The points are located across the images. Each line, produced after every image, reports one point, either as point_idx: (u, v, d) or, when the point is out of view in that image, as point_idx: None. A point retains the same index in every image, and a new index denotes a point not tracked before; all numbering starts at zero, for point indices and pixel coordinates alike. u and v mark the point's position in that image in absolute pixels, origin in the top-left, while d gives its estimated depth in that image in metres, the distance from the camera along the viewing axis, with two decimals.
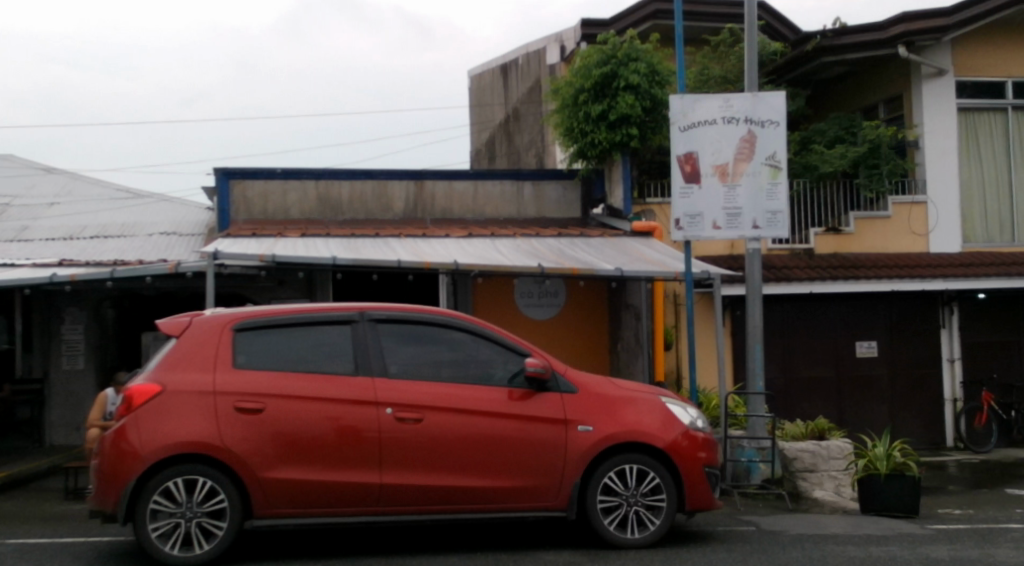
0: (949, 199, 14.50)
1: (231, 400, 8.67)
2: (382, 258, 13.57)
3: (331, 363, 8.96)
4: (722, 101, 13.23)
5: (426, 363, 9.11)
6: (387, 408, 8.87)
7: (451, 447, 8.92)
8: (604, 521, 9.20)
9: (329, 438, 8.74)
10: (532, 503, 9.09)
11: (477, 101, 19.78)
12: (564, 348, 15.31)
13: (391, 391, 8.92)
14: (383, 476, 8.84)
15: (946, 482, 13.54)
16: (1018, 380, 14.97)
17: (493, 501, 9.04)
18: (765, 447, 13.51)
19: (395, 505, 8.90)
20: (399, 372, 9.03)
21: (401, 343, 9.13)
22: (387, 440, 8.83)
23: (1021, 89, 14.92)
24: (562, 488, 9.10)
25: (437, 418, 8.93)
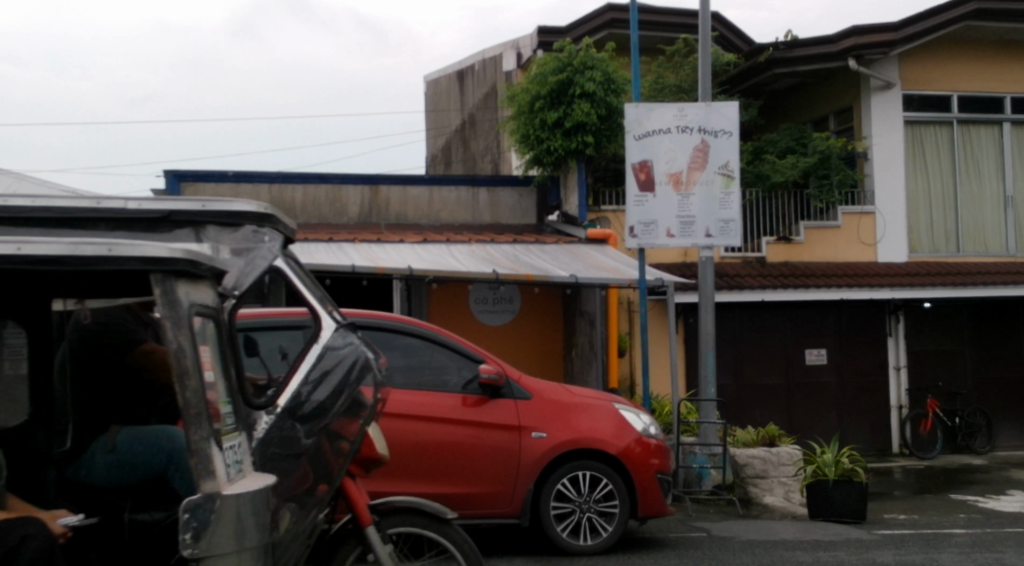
0: (896, 210, 14.69)
1: None
2: (335, 264, 13.53)
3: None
4: (676, 110, 13.36)
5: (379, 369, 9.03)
6: None
7: (405, 454, 8.86)
8: (557, 527, 9.27)
9: None
10: (485, 509, 9.10)
11: (432, 106, 19.77)
12: (518, 355, 15.34)
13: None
14: None
15: (892, 488, 13.77)
16: (962, 388, 15.25)
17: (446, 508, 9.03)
18: (717, 453, 13.74)
19: None
20: None
21: None
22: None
23: (966, 104, 15.17)
24: (515, 495, 9.14)
25: (389, 425, 8.86)
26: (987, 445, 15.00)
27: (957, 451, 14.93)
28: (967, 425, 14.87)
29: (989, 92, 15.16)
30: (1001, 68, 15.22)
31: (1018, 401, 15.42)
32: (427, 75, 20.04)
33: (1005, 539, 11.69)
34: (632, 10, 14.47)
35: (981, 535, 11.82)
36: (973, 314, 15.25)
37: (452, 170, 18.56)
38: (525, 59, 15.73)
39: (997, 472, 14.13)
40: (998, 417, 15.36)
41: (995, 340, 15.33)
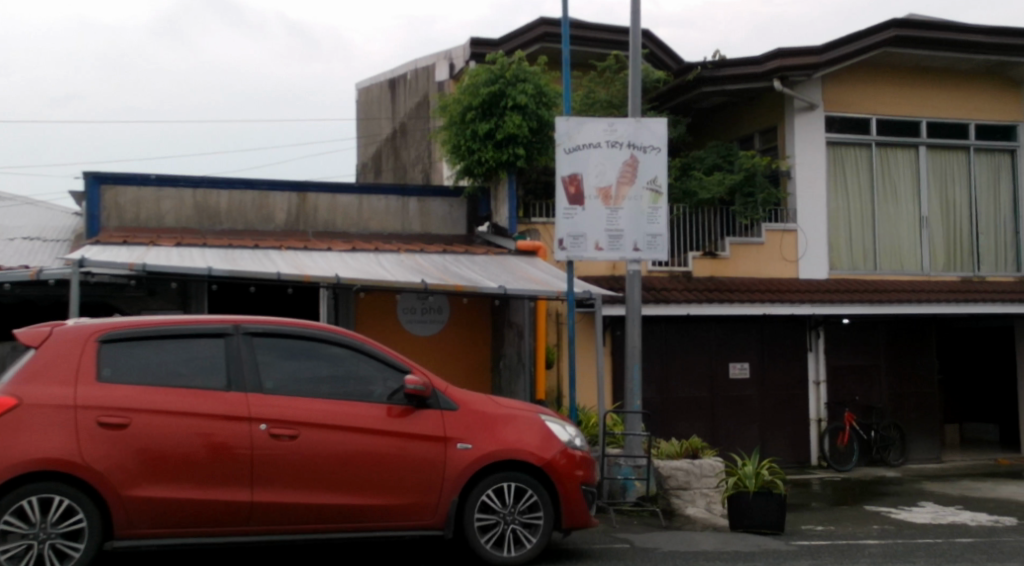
0: (817, 228, 14.99)
1: (94, 414, 8.44)
2: (260, 271, 13.41)
3: (203, 376, 8.85)
4: (606, 125, 13.53)
5: (304, 378, 9.10)
6: (260, 424, 8.81)
7: (327, 464, 8.90)
8: (481, 539, 9.30)
9: (199, 455, 8.61)
10: (407, 521, 9.15)
11: (363, 114, 19.63)
12: (444, 367, 15.31)
13: (264, 407, 8.86)
14: (254, 494, 8.76)
15: (810, 499, 14.12)
16: (877, 402, 15.50)
17: (367, 520, 9.06)
18: (641, 465, 13.88)
19: (264, 524, 8.83)
20: (275, 388, 8.99)
21: (278, 358, 9.09)
22: (259, 457, 8.76)
23: (885, 127, 15.51)
24: (438, 506, 9.19)
25: (312, 435, 8.91)
26: (900, 457, 15.36)
27: (872, 464, 15.28)
28: (882, 439, 15.24)
29: (906, 116, 15.52)
30: (918, 93, 15.58)
31: (931, 416, 15.72)
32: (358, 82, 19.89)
33: (916, 550, 12.11)
34: (564, 25, 14.64)
35: (893, 547, 12.23)
36: (889, 331, 15.59)
37: (383, 179, 18.50)
38: (458, 70, 15.76)
39: (910, 484, 14.53)
40: (913, 431, 15.66)
41: (909, 355, 15.67)
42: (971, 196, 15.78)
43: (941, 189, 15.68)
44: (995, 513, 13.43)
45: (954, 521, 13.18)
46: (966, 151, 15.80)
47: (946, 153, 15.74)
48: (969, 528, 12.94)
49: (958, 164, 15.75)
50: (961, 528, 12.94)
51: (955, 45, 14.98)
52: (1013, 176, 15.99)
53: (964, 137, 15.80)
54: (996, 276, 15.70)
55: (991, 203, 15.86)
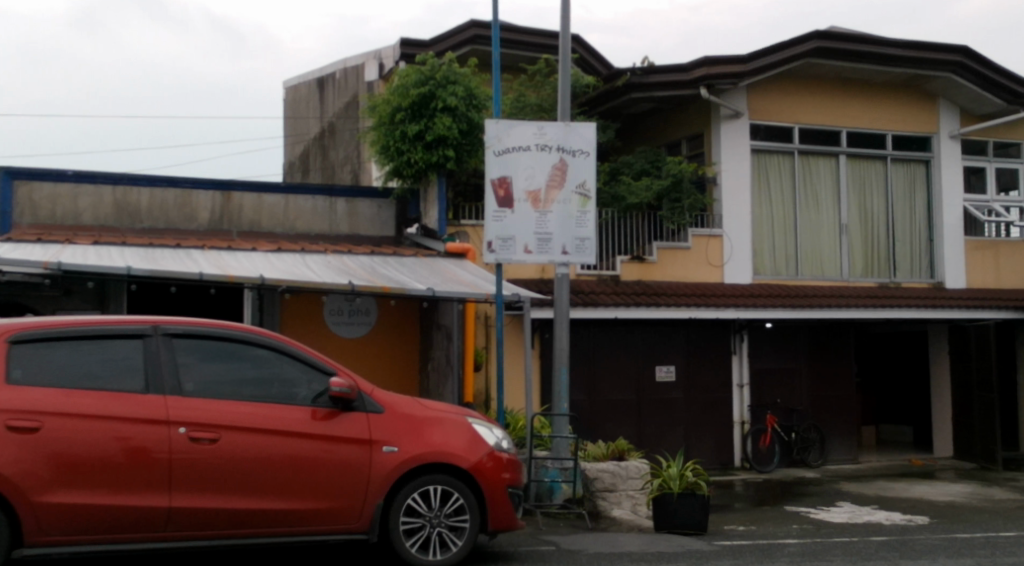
0: (742, 234, 15.25)
1: (3, 417, 8.17)
2: (182, 271, 13.13)
3: (121, 379, 8.65)
4: (536, 128, 13.59)
5: (226, 381, 8.96)
6: (179, 427, 8.65)
7: (248, 468, 8.79)
8: (407, 543, 9.25)
9: (115, 459, 8.44)
10: (331, 525, 9.07)
11: (291, 112, 19.35)
12: (371, 368, 15.20)
13: (184, 410, 8.70)
14: (173, 499, 8.61)
15: (733, 500, 14.38)
16: (799, 404, 15.85)
17: (290, 525, 8.97)
18: (568, 467, 14.03)
19: (183, 530, 8.68)
20: (195, 391, 8.83)
21: (199, 360, 8.94)
22: (178, 461, 8.61)
23: (807, 136, 15.89)
24: (363, 510, 9.12)
25: (233, 439, 8.78)
26: (819, 458, 15.74)
27: (792, 465, 15.64)
28: (802, 440, 15.60)
29: (826, 124, 15.90)
30: (838, 103, 15.98)
31: (849, 418, 16.15)
32: (285, 80, 19.60)
33: (833, 548, 12.42)
34: (494, 28, 14.65)
35: (812, 545, 12.53)
36: (810, 335, 15.96)
37: (310, 179, 18.27)
38: (388, 70, 15.66)
39: (829, 484, 14.89)
40: (832, 432, 16.05)
41: (828, 360, 16.06)
42: (888, 205, 16.25)
43: (860, 197, 16.12)
44: (908, 512, 13.85)
45: (870, 520, 13.56)
46: (883, 161, 16.27)
47: (864, 163, 16.18)
48: (883, 526, 13.33)
49: (875, 173, 16.21)
50: (876, 526, 13.33)
51: (873, 58, 15.36)
52: (928, 187, 16.51)
53: (882, 147, 16.27)
54: (911, 282, 16.19)
55: (907, 211, 16.36)
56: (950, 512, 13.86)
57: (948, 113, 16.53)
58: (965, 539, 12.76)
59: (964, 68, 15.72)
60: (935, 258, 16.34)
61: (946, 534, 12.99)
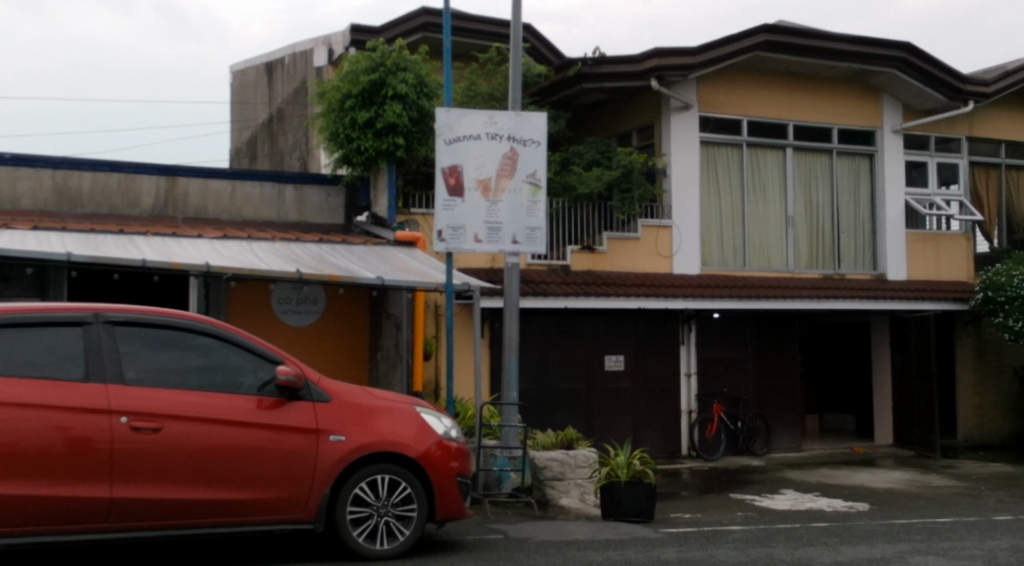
0: (690, 225, 15.40)
1: None
2: (124, 257, 12.85)
3: (61, 366, 8.49)
4: (486, 117, 13.56)
5: (170, 369, 8.82)
6: (121, 417, 8.51)
7: (192, 458, 8.67)
8: (354, 532, 9.21)
9: (55, 450, 8.27)
10: (276, 515, 8.99)
11: (238, 97, 19.08)
12: (319, 357, 15.09)
13: (126, 399, 8.55)
14: (114, 490, 8.46)
15: (679, 488, 14.54)
16: (745, 394, 16.07)
17: (235, 515, 8.87)
18: (517, 456, 14.07)
19: (125, 521, 8.54)
20: (137, 379, 8.69)
21: (142, 348, 8.80)
22: (119, 451, 8.46)
23: (754, 129, 16.07)
24: (309, 500, 9.04)
25: (176, 428, 8.65)
26: (764, 447, 16.00)
27: (738, 453, 15.90)
28: (748, 429, 15.85)
29: (773, 118, 16.10)
30: (785, 96, 16.19)
31: (793, 406, 16.42)
32: (232, 64, 19.33)
33: (776, 535, 12.63)
34: (445, 15, 14.57)
35: (755, 532, 12.74)
36: (756, 325, 16.18)
37: (258, 165, 18.05)
38: (337, 56, 15.52)
39: (772, 472, 15.13)
40: (777, 421, 16.32)
41: (774, 350, 16.31)
42: (833, 198, 16.52)
43: (806, 190, 16.37)
44: (849, 499, 14.14)
45: (812, 507, 13.81)
46: (828, 155, 16.53)
47: (811, 156, 16.43)
48: (824, 513, 13.59)
49: (821, 166, 16.47)
50: (818, 513, 13.58)
51: (819, 52, 15.58)
52: (872, 180, 16.82)
53: (827, 141, 16.53)
54: (855, 274, 16.50)
55: (852, 204, 16.66)
56: (890, 499, 14.17)
57: (891, 109, 16.85)
58: (903, 525, 13.05)
59: (906, 65, 16.02)
60: (878, 250, 16.67)
61: (885, 519, 13.29)
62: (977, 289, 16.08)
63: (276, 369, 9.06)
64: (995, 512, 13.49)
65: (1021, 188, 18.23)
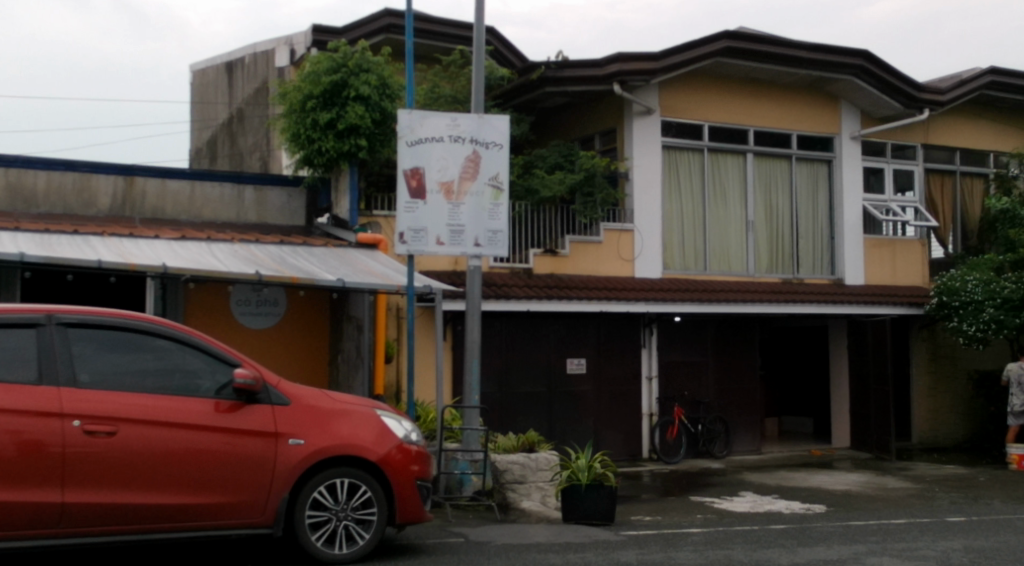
0: (652, 230, 15.50)
1: None
2: (79, 258, 12.60)
3: (14, 369, 8.34)
4: (449, 119, 13.50)
5: (125, 371, 8.69)
6: (74, 420, 8.36)
7: (146, 462, 8.53)
8: (312, 537, 9.12)
9: (6, 454, 8.10)
10: (233, 519, 8.88)
11: (198, 97, 18.86)
12: (278, 360, 14.95)
13: (79, 402, 8.41)
14: (66, 495, 8.30)
15: (640, 491, 14.60)
16: (705, 397, 16.19)
17: (191, 520, 8.75)
18: (478, 459, 14.01)
19: (77, 526, 8.38)
20: (90, 382, 8.55)
21: (97, 351, 8.66)
22: (72, 456, 8.31)
23: (715, 134, 16.21)
24: (267, 504, 8.94)
25: (131, 432, 8.52)
26: (724, 450, 16.14)
27: (698, 456, 16.02)
28: (708, 432, 15.98)
29: (734, 124, 16.25)
30: (745, 102, 16.34)
31: (752, 409, 16.56)
32: (191, 63, 19.12)
33: (735, 537, 12.72)
34: (408, 17, 14.52)
35: (715, 534, 12.82)
36: (717, 329, 16.31)
37: (217, 166, 17.86)
38: (299, 56, 15.41)
39: (732, 475, 15.26)
40: (737, 424, 16.46)
41: (733, 353, 16.45)
42: (792, 203, 16.71)
43: (767, 195, 16.54)
44: (807, 501, 14.28)
45: (770, 509, 13.94)
46: (788, 161, 16.72)
47: (771, 162, 16.59)
48: (782, 515, 13.71)
49: (781, 172, 16.65)
50: (776, 515, 13.70)
51: (779, 59, 15.74)
52: (830, 186, 17.05)
53: (787, 147, 16.72)
54: (813, 278, 16.71)
55: (810, 209, 16.87)
56: (846, 501, 14.33)
57: (849, 115, 17.10)
58: (859, 526, 13.20)
59: (865, 72, 16.29)
60: (836, 255, 16.91)
61: (842, 521, 13.44)
62: (932, 294, 16.47)
63: (234, 372, 8.96)
64: (949, 514, 13.70)
65: (974, 194, 18.56)
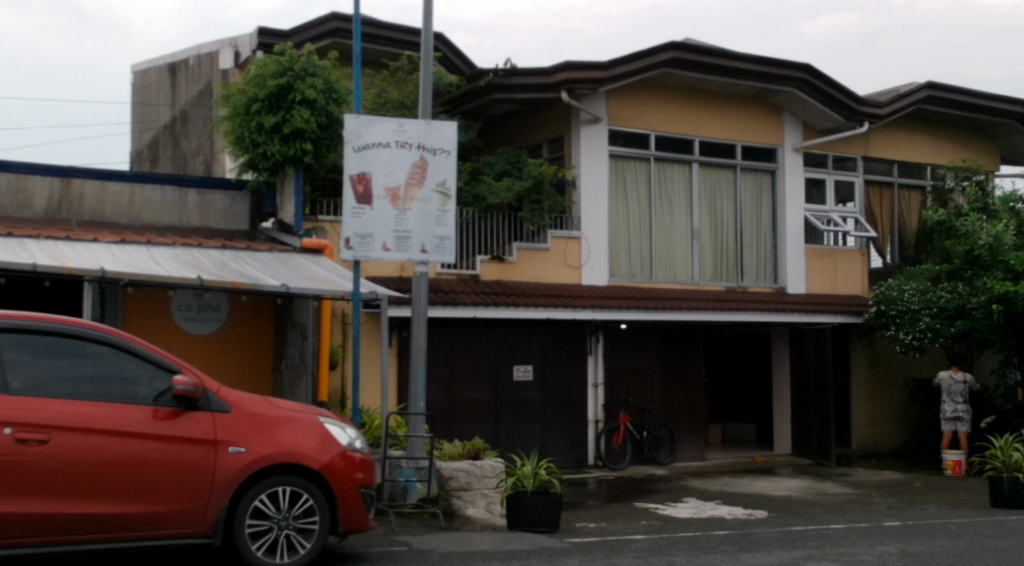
0: (599, 237, 15.60)
1: None
2: (13, 260, 12.22)
3: None
4: (396, 125, 13.20)
5: (60, 378, 8.49)
6: (6, 428, 8.14)
7: (80, 470, 8.32)
8: (252, 547, 8.89)
9: None
10: (170, 529, 8.66)
11: (140, 98, 18.56)
12: (222, 366, 14.73)
13: (11, 409, 8.20)
14: None
15: (585, 497, 14.64)
16: (650, 404, 16.32)
17: (127, 530, 8.53)
18: (422, 467, 13.89)
19: (8, 537, 8.15)
20: (24, 389, 8.34)
21: (31, 357, 8.45)
22: (3, 464, 8.09)
23: (661, 144, 16.36)
24: (206, 513, 8.73)
25: (64, 439, 8.30)
26: (668, 456, 16.28)
27: (643, 463, 16.13)
28: (653, 438, 16.11)
29: (679, 134, 16.42)
30: (689, 112, 16.52)
31: (696, 416, 16.73)
32: (132, 64, 18.79)
33: (677, 543, 12.77)
34: (355, 21, 14.41)
35: (658, 541, 12.86)
36: (662, 336, 16.47)
37: (158, 169, 17.57)
38: (244, 59, 15.24)
39: (676, 481, 15.39)
40: (681, 431, 16.62)
41: (677, 359, 16.61)
42: (736, 212, 16.94)
43: (711, 205, 16.74)
44: (749, 506, 14.44)
45: (713, 515, 14.05)
46: (732, 171, 16.95)
47: (715, 171, 16.81)
48: (724, 520, 13.83)
49: (725, 182, 16.87)
50: (719, 521, 13.80)
51: (722, 70, 15.96)
52: (773, 196, 17.32)
53: (731, 157, 16.95)
54: (756, 286, 16.97)
55: (754, 217, 17.12)
56: (787, 506, 14.52)
57: (792, 127, 17.40)
58: (799, 531, 13.35)
59: (807, 85, 16.58)
60: (779, 264, 17.21)
61: (782, 526, 13.58)
62: (872, 303, 16.99)
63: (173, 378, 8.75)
64: (885, 518, 13.96)
65: (912, 206, 18.99)
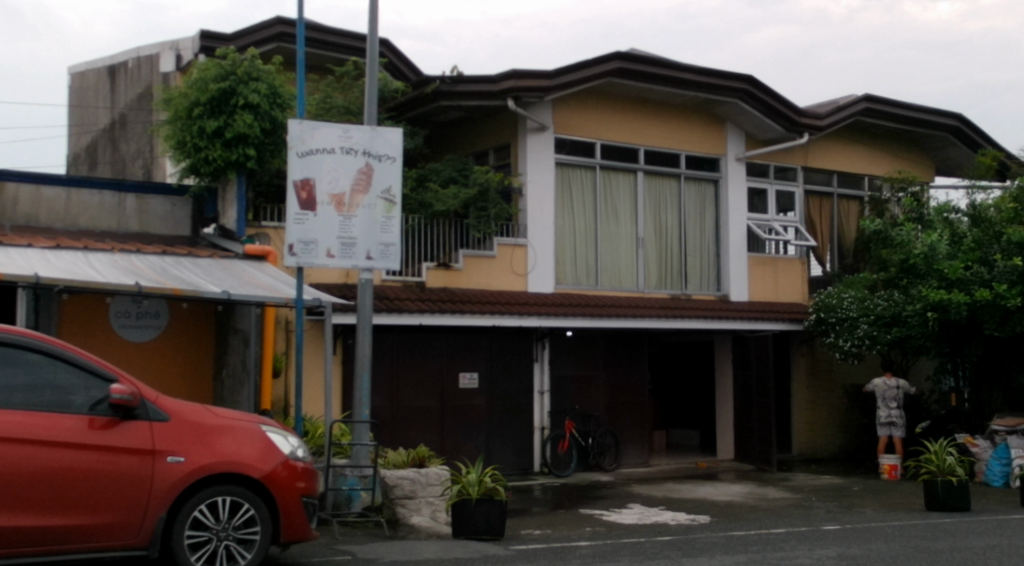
0: (545, 244, 15.64)
1: None
2: None
3: None
4: (341, 130, 13.00)
5: None
6: None
7: (13, 481, 8.08)
8: (191, 558, 8.68)
9: None
10: (105, 541, 8.45)
11: (77, 100, 18.19)
12: (163, 374, 14.46)
13: None
14: None
15: (530, 504, 14.64)
16: (595, 410, 16.41)
17: (60, 542, 8.30)
18: (367, 475, 13.75)
19: None
20: None
21: None
22: None
23: (606, 152, 16.47)
24: (143, 524, 8.52)
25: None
26: (614, 462, 16.40)
27: (588, 469, 16.22)
28: (598, 445, 16.21)
29: (623, 142, 16.54)
30: (632, 121, 16.64)
31: (640, 422, 16.87)
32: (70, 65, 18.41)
33: (622, 549, 12.82)
34: (300, 26, 14.26)
35: (602, 547, 12.87)
36: (608, 343, 16.58)
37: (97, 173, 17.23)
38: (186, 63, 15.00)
39: (620, 487, 15.49)
40: (626, 437, 16.73)
41: (623, 366, 16.72)
42: (680, 221, 17.14)
43: (656, 213, 16.91)
44: (692, 512, 14.57)
45: (657, 521, 14.13)
46: (677, 180, 17.15)
47: (660, 180, 16.99)
48: (668, 526, 13.91)
49: (669, 190, 17.07)
50: (662, 526, 13.89)
51: (664, 80, 16.11)
52: (715, 205, 17.55)
53: (675, 166, 17.14)
54: (700, 294, 17.17)
55: (697, 225, 17.32)
56: (731, 511, 14.68)
57: (732, 137, 17.63)
58: (741, 536, 13.49)
59: (749, 96, 16.82)
60: (722, 272, 17.43)
61: (723, 531, 13.70)
62: (811, 311, 17.36)
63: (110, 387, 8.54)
64: (824, 522, 14.18)
65: (850, 216, 19.38)
